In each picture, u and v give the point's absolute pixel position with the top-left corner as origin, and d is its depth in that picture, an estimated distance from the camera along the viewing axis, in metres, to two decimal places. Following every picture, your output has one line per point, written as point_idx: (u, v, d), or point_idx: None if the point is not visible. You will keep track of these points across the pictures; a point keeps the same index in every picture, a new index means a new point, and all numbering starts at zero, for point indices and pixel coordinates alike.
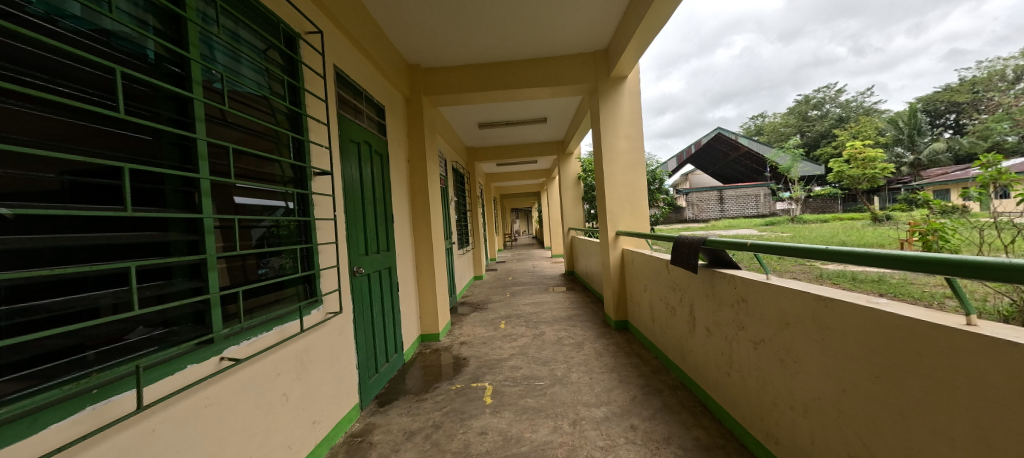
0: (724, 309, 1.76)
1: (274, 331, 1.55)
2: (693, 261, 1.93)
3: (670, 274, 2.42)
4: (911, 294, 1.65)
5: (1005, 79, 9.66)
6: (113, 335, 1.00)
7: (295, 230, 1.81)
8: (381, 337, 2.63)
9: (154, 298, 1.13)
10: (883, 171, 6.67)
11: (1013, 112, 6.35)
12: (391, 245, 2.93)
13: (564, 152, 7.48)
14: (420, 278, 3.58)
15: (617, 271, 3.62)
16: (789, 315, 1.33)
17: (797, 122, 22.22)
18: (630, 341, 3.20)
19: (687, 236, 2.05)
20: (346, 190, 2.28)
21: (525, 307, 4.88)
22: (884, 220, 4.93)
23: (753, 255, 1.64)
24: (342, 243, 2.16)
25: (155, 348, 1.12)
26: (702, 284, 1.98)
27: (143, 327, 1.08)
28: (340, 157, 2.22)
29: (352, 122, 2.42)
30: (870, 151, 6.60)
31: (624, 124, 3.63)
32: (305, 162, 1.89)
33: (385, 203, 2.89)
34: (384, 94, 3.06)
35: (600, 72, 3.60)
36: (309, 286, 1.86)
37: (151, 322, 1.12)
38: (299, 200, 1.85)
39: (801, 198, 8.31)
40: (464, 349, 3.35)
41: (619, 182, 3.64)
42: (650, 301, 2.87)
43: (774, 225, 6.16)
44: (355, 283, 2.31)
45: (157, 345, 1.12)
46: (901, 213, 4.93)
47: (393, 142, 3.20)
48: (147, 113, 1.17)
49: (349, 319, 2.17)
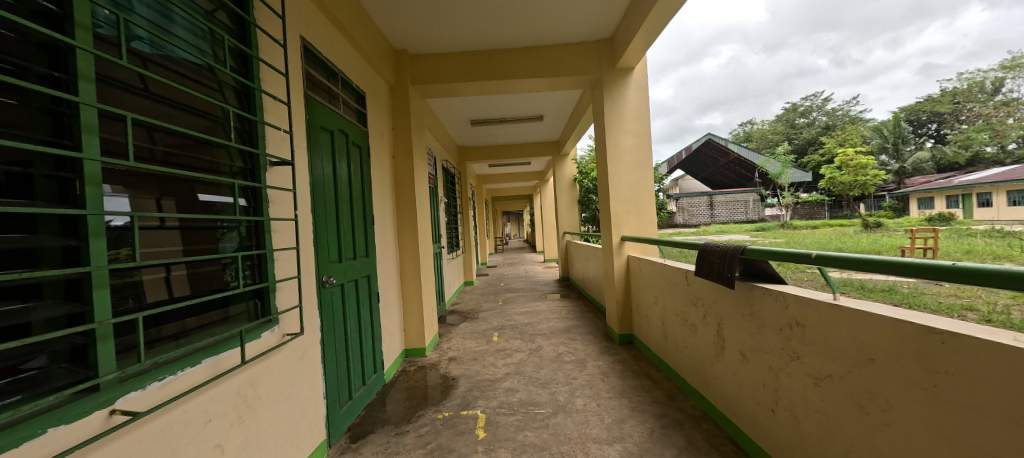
0: (769, 333, 1.49)
1: (205, 365, 1.17)
2: (728, 273, 1.64)
3: (691, 287, 2.12)
4: (963, 303, 1.44)
5: (985, 90, 9.40)
6: (8, 368, 0.74)
7: (244, 234, 1.44)
8: (357, 357, 2.27)
9: (34, 327, 0.81)
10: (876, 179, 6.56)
11: (993, 121, 6.39)
12: (371, 250, 2.57)
13: (559, 153, 7.20)
14: (405, 287, 3.22)
15: (622, 280, 3.32)
16: (875, 350, 1.07)
17: (784, 129, 22.52)
18: (637, 359, 2.88)
19: (717, 243, 1.76)
20: (315, 185, 1.92)
21: (518, 316, 4.54)
22: (876, 226, 4.84)
23: (820, 269, 1.36)
24: (308, 249, 1.80)
25: (19, 398, 0.77)
26: (735, 299, 1.70)
27: (45, 357, 0.82)
28: (308, 148, 1.86)
29: (325, 107, 2.07)
30: (863, 157, 6.47)
31: (630, 119, 3.34)
32: (260, 149, 1.52)
33: (365, 203, 2.54)
34: (364, 78, 2.70)
35: (605, 64, 3.31)
36: (262, 303, 1.50)
37: (27, 359, 0.79)
38: (250, 195, 1.48)
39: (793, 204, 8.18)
40: (452, 366, 3.00)
41: (624, 182, 3.35)
42: (662, 315, 2.57)
43: (765, 231, 6.02)
44: (326, 296, 1.95)
45: (20, 396, 0.77)
46: (896, 221, 4.79)
47: (375, 134, 2.85)
48: (10, 66, 0.81)
49: (316, 338, 1.82)
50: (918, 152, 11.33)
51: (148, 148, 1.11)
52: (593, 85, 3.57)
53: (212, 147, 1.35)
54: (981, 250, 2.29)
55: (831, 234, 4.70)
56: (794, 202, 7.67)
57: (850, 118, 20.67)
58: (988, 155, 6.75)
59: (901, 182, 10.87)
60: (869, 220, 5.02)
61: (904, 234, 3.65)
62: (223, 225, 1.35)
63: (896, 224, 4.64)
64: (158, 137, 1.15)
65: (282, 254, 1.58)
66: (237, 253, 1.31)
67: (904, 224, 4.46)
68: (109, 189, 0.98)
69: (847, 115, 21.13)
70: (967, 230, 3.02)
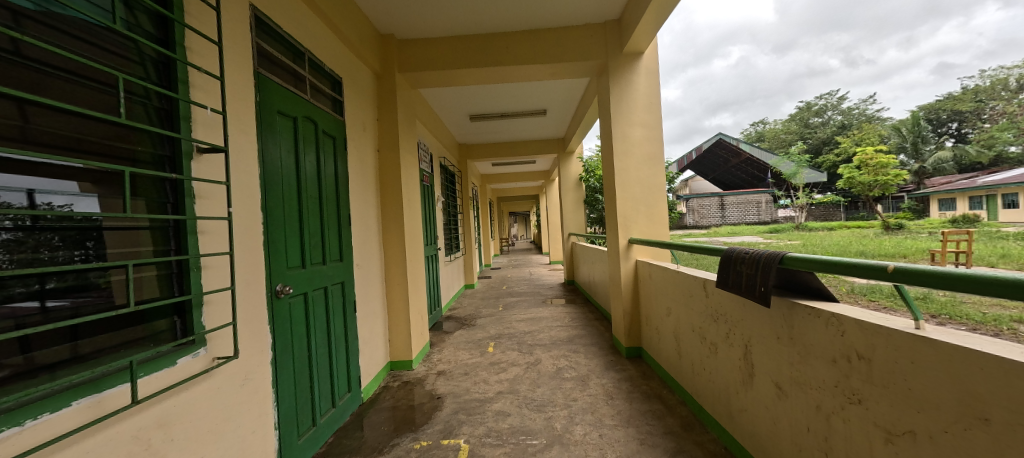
0: (816, 365, 1.16)
1: (79, 407, 0.91)
2: (760, 288, 1.30)
3: (711, 299, 1.80)
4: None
5: (1008, 89, 8.68)
6: None
7: (157, 236, 1.16)
8: (324, 376, 1.99)
9: None
10: (896, 178, 5.96)
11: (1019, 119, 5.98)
12: (346, 253, 2.29)
13: (564, 151, 6.88)
14: (390, 294, 2.94)
15: (629, 287, 2.99)
16: (990, 408, 0.73)
17: (798, 129, 21.90)
18: (646, 377, 2.56)
19: (749, 249, 1.42)
20: (269, 178, 1.64)
21: (518, 324, 4.23)
22: (897, 229, 4.38)
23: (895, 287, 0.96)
24: (254, 253, 1.51)
25: None
26: (768, 317, 1.38)
27: None
28: (259, 136, 1.59)
29: (285, 89, 1.79)
30: (884, 157, 5.84)
31: (639, 109, 3.02)
32: (182, 131, 1.22)
33: (338, 201, 2.26)
34: (342, 62, 2.42)
35: (612, 49, 3.00)
36: (184, 321, 1.23)
37: None
38: (168, 188, 1.20)
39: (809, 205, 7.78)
40: (440, 382, 2.71)
41: (634, 179, 3.02)
42: (676, 329, 2.25)
43: (779, 233, 5.67)
44: (281, 307, 1.67)
45: None
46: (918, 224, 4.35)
47: (355, 125, 2.58)
48: None
49: (264, 359, 1.54)
50: (939, 151, 10.80)
51: (16, 126, 0.85)
52: (598, 73, 3.26)
53: (115, 128, 1.08)
54: (1019, 253, 2.12)
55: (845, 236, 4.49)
56: (807, 204, 7.26)
57: (865, 117, 19.98)
58: (1011, 155, 6.40)
59: (921, 182, 10.38)
60: (888, 220, 4.60)
61: (930, 235, 3.30)
62: (130, 225, 1.08)
63: (917, 225, 4.30)
64: (32, 113, 0.88)
65: (213, 260, 1.30)
66: (138, 260, 1.03)
67: (927, 226, 4.12)
68: (73, 187, 0.95)
69: (863, 114, 20.44)
70: (1004, 232, 2.71)
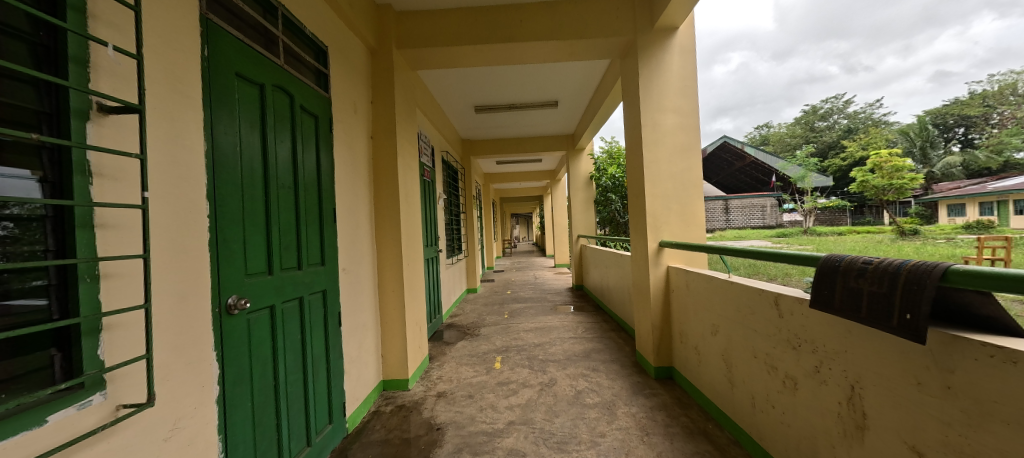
0: (1007, 435, 0.78)
1: None
2: (904, 316, 0.91)
3: (790, 321, 1.41)
4: None
5: None
6: None
7: (24, 229, 0.75)
8: (297, 408, 1.60)
9: None
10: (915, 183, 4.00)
11: None
12: (330, 255, 1.91)
13: (574, 147, 6.49)
14: (384, 303, 2.55)
15: (659, 297, 2.59)
16: None
17: (803, 132, 21.55)
18: (684, 406, 2.16)
19: (876, 261, 1.03)
20: (222, 158, 1.25)
21: (526, 334, 3.84)
22: (912, 235, 3.26)
23: None
24: (193, 256, 1.11)
25: None
26: (901, 355, 1.00)
27: None
28: (207, 103, 1.20)
29: (250, 48, 1.41)
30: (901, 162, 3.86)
31: (672, 93, 2.64)
32: (72, 79, 0.83)
33: (321, 193, 1.87)
34: (327, 29, 2.04)
35: (641, 24, 2.62)
36: (68, 358, 0.82)
37: None
38: (46, 160, 0.80)
39: (814, 214, 6.30)
40: (440, 407, 2.30)
41: (665, 173, 2.63)
42: (726, 351, 1.87)
43: (791, 235, 5.29)
44: (236, 327, 1.27)
45: None
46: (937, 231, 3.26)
47: (345, 104, 2.21)
48: None
49: (205, 400, 1.13)
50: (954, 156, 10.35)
51: None
52: (624, 53, 2.88)
53: None
54: None
55: (856, 234, 3.94)
56: (815, 208, 6.32)
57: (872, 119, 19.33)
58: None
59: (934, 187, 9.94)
60: (902, 222, 3.52)
61: (972, 229, 2.98)
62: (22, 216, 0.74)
63: (930, 230, 3.28)
64: None
65: (118, 267, 0.89)
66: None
67: (939, 229, 3.21)
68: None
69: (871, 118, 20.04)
70: None
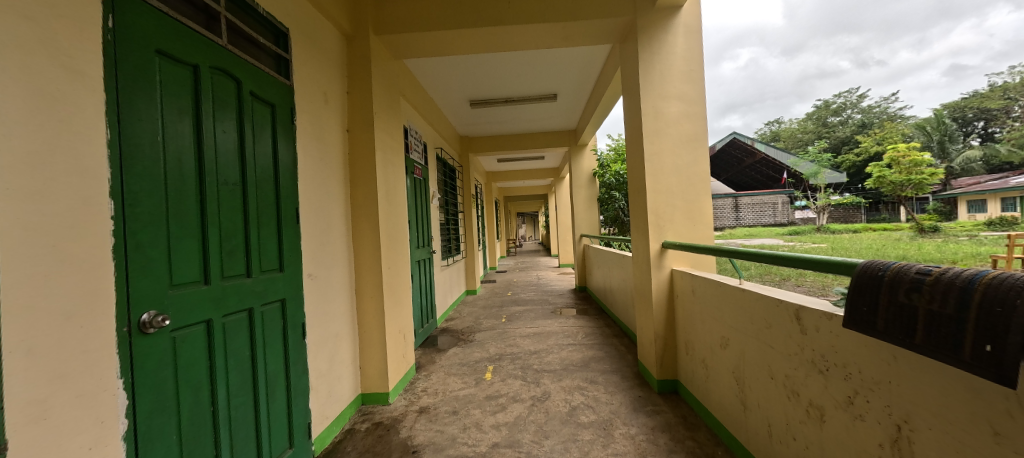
0: None
1: None
2: (981, 347, 0.68)
3: (816, 340, 1.18)
4: None
5: None
6: None
7: None
8: (244, 435, 1.41)
9: None
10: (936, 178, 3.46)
11: None
12: (289, 260, 1.72)
13: (576, 142, 6.27)
14: (362, 309, 2.36)
15: (663, 304, 2.36)
16: None
17: (816, 127, 20.91)
18: (690, 427, 1.93)
19: (937, 272, 0.79)
20: (135, 149, 1.06)
21: (523, 340, 3.63)
22: (934, 232, 2.90)
23: None
24: (85, 267, 0.92)
25: None
26: (972, 395, 0.76)
27: None
28: (113, 84, 1.01)
29: (180, 23, 1.21)
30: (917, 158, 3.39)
31: (677, 78, 2.40)
32: None
33: (278, 190, 1.67)
34: (289, 9, 1.85)
35: (642, 2, 2.38)
36: None
37: None
38: None
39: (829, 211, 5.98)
40: (420, 425, 2.10)
41: (669, 166, 2.40)
42: (737, 368, 1.64)
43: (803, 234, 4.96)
44: (155, 348, 1.08)
45: None
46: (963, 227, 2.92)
47: (312, 93, 2.01)
48: None
49: (105, 439, 0.94)
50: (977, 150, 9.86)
51: None
52: (624, 36, 2.64)
53: None
54: None
55: (873, 232, 3.66)
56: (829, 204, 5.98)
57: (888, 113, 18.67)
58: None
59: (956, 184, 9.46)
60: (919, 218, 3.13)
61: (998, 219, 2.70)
62: None
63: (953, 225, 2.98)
64: None
65: None
66: None
67: (960, 226, 2.89)
68: None
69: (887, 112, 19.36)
70: None
